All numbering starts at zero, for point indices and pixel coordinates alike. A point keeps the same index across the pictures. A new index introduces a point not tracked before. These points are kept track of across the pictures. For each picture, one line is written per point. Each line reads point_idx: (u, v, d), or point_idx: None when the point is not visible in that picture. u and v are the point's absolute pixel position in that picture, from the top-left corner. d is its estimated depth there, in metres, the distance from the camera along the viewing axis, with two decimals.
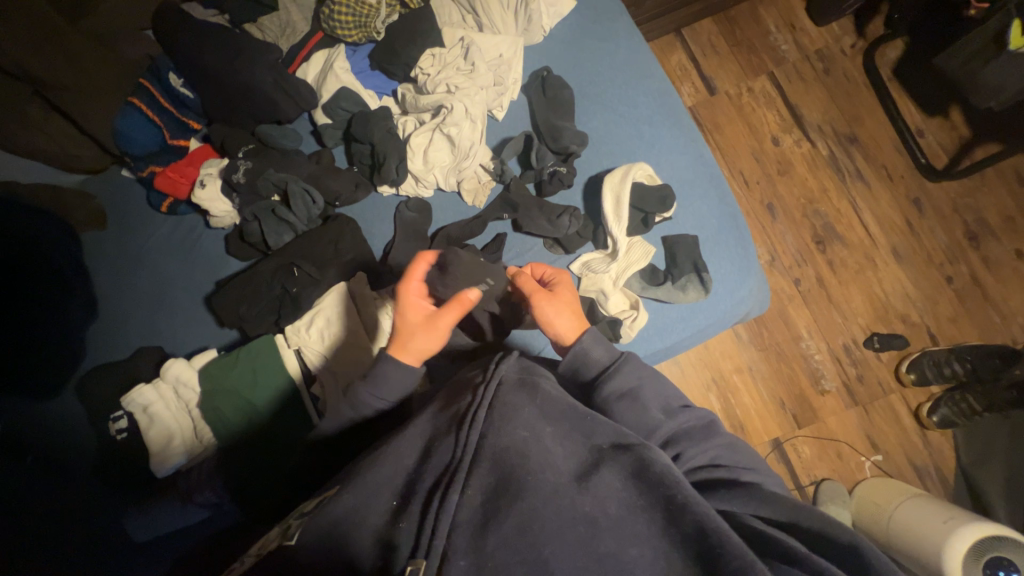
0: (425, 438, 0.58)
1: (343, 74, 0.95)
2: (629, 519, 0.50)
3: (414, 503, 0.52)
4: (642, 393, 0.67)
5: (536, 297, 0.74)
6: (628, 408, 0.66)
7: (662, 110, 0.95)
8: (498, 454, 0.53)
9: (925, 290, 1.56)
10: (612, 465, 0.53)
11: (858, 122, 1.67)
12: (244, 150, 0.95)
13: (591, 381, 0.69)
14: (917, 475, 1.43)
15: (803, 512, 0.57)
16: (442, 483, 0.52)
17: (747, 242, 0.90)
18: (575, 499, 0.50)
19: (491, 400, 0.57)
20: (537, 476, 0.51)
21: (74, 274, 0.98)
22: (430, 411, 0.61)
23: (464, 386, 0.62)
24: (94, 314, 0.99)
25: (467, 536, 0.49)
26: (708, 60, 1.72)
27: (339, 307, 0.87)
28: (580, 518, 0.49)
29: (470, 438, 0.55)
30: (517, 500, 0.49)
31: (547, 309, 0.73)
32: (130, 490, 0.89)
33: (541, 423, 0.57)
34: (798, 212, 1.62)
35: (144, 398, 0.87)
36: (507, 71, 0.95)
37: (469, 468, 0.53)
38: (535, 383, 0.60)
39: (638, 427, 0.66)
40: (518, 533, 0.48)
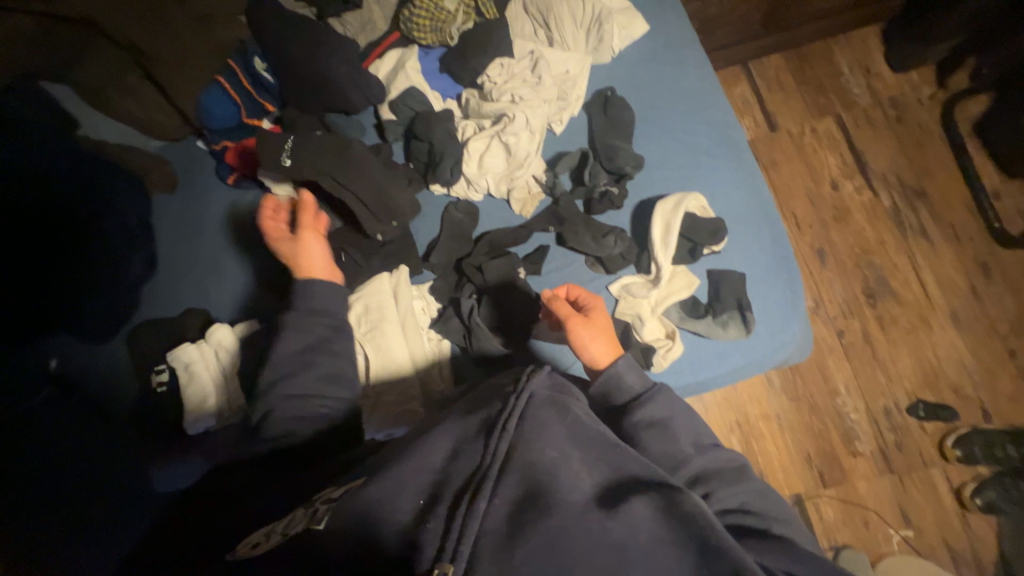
0: (453, 441, 0.60)
1: (413, 74, 0.99)
2: (654, 552, 0.52)
3: (439, 506, 0.54)
4: (671, 424, 0.68)
5: (571, 320, 0.76)
6: (657, 438, 0.67)
7: (723, 142, 0.94)
8: (527, 468, 0.56)
9: (984, 362, 1.45)
10: (638, 495, 0.56)
11: (927, 176, 1.59)
12: (312, 136, 0.99)
13: (622, 406, 0.70)
14: (952, 559, 1.32)
15: (837, 571, 0.55)
16: (470, 489, 0.55)
17: (796, 286, 0.87)
18: (603, 524, 0.52)
19: (522, 413, 0.61)
20: (564, 495, 0.55)
21: (141, 232, 1.05)
22: (458, 413, 0.64)
23: (493, 394, 0.65)
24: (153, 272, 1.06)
25: (493, 544, 0.51)
26: (772, 95, 1.68)
27: (380, 297, 0.89)
28: (608, 543, 0.51)
29: (498, 446, 0.58)
30: (546, 515, 0.53)
31: (582, 334, 0.75)
32: (159, 443, 0.94)
33: (569, 444, 0.60)
34: (850, 262, 1.55)
35: (187, 356, 0.92)
36: (572, 87, 0.96)
37: (496, 476, 0.56)
38: (564, 404, 0.63)
39: (664, 458, 0.67)
40: (546, 548, 0.50)
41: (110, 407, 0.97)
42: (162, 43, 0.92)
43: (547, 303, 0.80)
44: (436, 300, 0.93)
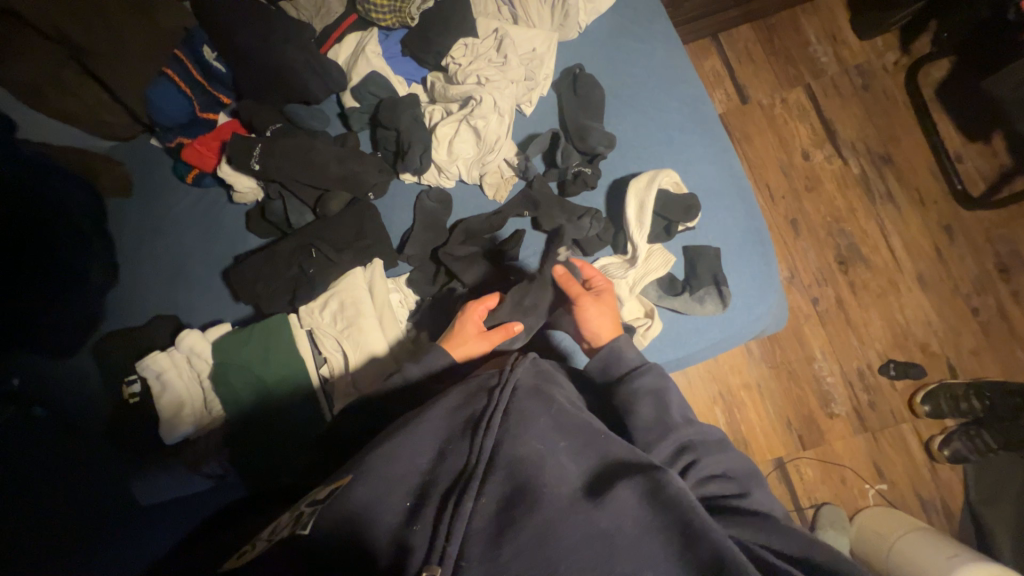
0: (439, 440, 0.61)
1: (374, 58, 0.94)
2: (641, 539, 0.54)
3: (427, 506, 0.55)
4: (664, 394, 0.72)
5: (583, 299, 0.80)
6: (651, 404, 0.71)
7: (694, 117, 0.93)
8: (514, 464, 0.58)
9: (948, 321, 1.52)
10: (626, 484, 0.57)
11: (894, 142, 1.62)
12: (272, 128, 0.94)
13: (619, 376, 0.75)
14: (921, 507, 1.41)
15: (818, 546, 0.58)
16: (457, 490, 0.56)
17: (771, 259, 0.88)
18: (589, 516, 0.54)
19: (507, 406, 0.63)
20: (551, 488, 0.56)
21: (96, 238, 1.01)
22: (443, 409, 0.64)
23: (479, 389, 0.66)
24: (115, 279, 1.02)
25: (482, 545, 0.52)
26: (742, 67, 1.68)
27: (353, 293, 0.87)
28: (596, 534, 0.53)
29: (485, 443, 0.59)
30: (534, 512, 0.54)
31: (589, 310, 0.80)
32: (130, 457, 0.90)
33: (555, 437, 0.62)
34: (822, 230, 1.58)
35: (158, 365, 0.88)
36: (539, 67, 0.93)
37: (483, 475, 0.57)
38: (548, 393, 0.65)
39: (657, 423, 0.70)
40: (535, 545, 0.52)
41: (81, 423, 0.94)
42: (101, 37, 0.87)
43: (557, 283, 0.84)
44: (413, 292, 0.91)
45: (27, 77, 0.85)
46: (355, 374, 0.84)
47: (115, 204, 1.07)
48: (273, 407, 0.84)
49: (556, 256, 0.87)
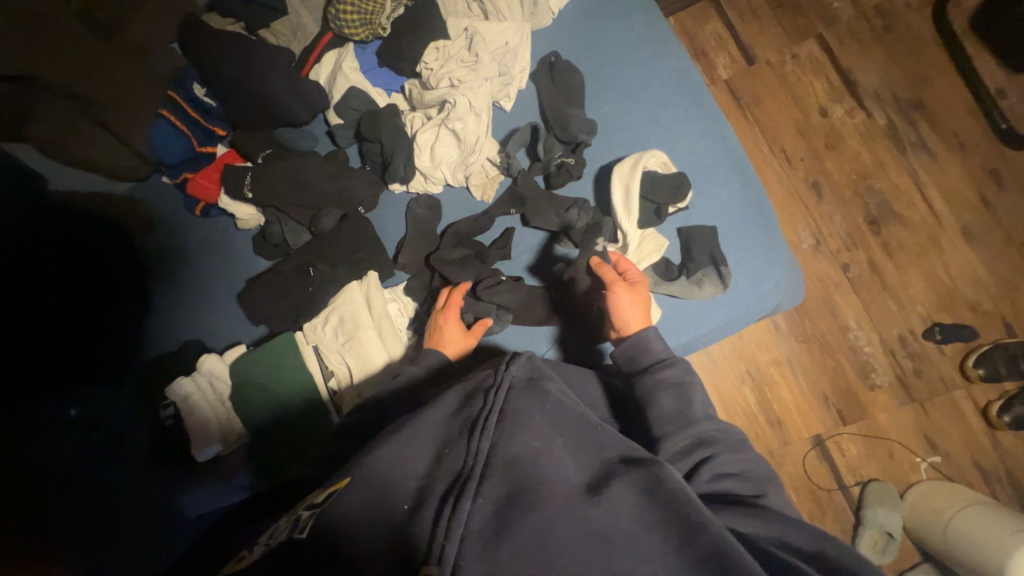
0: (437, 442, 0.60)
1: (351, 73, 0.96)
2: (640, 535, 0.53)
3: (426, 508, 0.54)
4: (689, 387, 0.71)
5: (616, 285, 0.78)
6: (672, 398, 0.70)
7: (680, 90, 0.89)
8: (510, 464, 0.57)
9: (1001, 274, 1.38)
10: (624, 480, 0.57)
11: (924, 85, 1.48)
12: (263, 154, 0.98)
13: (645, 367, 0.74)
14: (982, 478, 1.30)
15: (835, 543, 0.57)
16: (455, 491, 0.55)
17: (774, 232, 0.84)
18: (588, 513, 0.54)
19: (503, 406, 0.62)
20: (549, 486, 0.56)
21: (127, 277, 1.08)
22: (439, 410, 0.64)
23: (475, 389, 0.65)
24: (148, 310, 1.09)
25: (478, 545, 0.51)
26: (746, 26, 1.57)
27: (352, 306, 0.90)
28: (594, 532, 0.53)
29: (481, 444, 0.58)
30: (532, 511, 0.53)
31: (623, 297, 0.77)
32: (180, 469, 0.99)
33: (553, 434, 0.61)
34: (849, 190, 1.47)
35: (183, 389, 0.94)
36: (513, 60, 0.91)
37: (480, 476, 0.56)
38: (545, 389, 0.65)
39: (676, 415, 0.69)
40: (533, 545, 0.51)
41: (133, 443, 1.01)
42: (106, 88, 0.93)
43: (592, 268, 0.82)
44: (411, 300, 0.93)
45: (51, 132, 0.90)
46: (361, 386, 0.87)
47: (143, 242, 1.12)
48: (289, 422, 0.88)
49: (594, 247, 0.85)
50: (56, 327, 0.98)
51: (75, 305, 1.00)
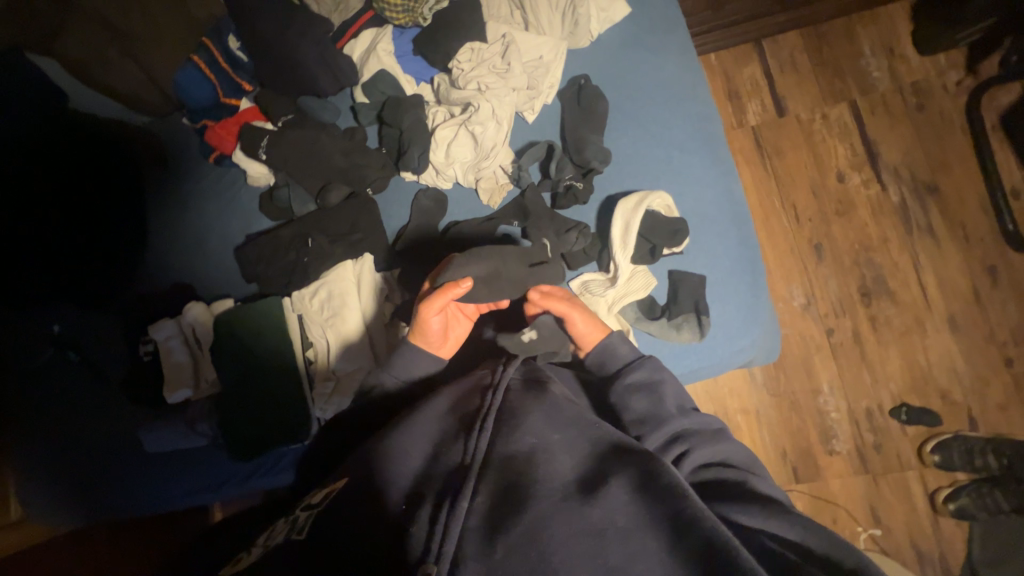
0: (435, 442, 0.67)
1: (384, 56, 0.97)
2: (635, 534, 0.55)
3: (422, 506, 0.58)
4: (660, 385, 0.76)
5: (572, 312, 0.80)
6: (644, 398, 0.75)
7: (698, 137, 0.91)
8: (506, 462, 0.63)
9: (976, 368, 1.42)
10: (617, 477, 0.60)
11: (943, 170, 1.50)
12: (285, 119, 0.99)
13: (613, 372, 0.79)
14: (917, 559, 1.34)
15: (815, 532, 0.60)
16: (453, 491, 0.59)
17: (759, 292, 0.88)
18: (581, 510, 0.57)
19: (499, 407, 0.69)
20: (544, 484, 0.60)
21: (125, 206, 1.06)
22: (440, 410, 0.71)
23: (475, 388, 0.73)
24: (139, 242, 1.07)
25: (477, 544, 0.55)
26: (784, 77, 1.57)
27: (342, 285, 0.91)
28: (588, 529, 0.55)
29: (479, 444, 0.64)
30: (526, 510, 0.57)
31: (580, 321, 0.80)
32: (147, 407, 1.00)
33: (549, 433, 0.66)
34: (849, 258, 1.49)
35: (165, 330, 0.97)
36: (543, 76, 0.92)
37: (478, 474, 0.61)
38: (541, 391, 0.72)
39: (651, 416, 0.74)
40: (529, 542, 0.54)
41: (107, 370, 1.03)
42: (138, 19, 0.96)
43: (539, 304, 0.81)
44: (401, 287, 0.94)
45: (79, 50, 0.94)
46: (336, 363, 0.91)
47: (151, 172, 1.09)
48: (258, 384, 0.90)
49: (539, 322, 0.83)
50: (53, 249, 1.01)
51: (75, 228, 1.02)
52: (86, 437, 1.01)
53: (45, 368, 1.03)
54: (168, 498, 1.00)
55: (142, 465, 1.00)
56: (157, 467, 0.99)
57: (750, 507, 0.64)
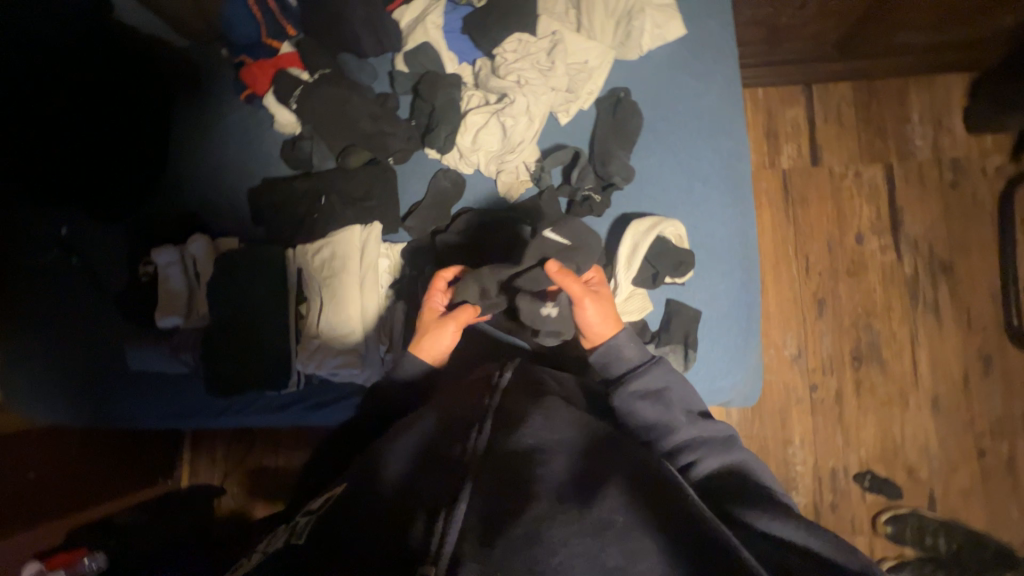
0: (430, 442, 0.69)
1: (432, 29, 0.96)
2: (636, 536, 0.57)
3: (417, 512, 0.60)
4: (667, 393, 0.77)
5: (583, 300, 0.79)
6: (650, 407, 0.76)
7: (724, 173, 0.91)
8: (503, 460, 0.64)
9: (947, 451, 1.44)
10: (614, 484, 0.61)
11: (962, 253, 1.50)
12: (320, 72, 0.98)
13: (618, 376, 0.79)
14: None
15: (816, 532, 0.63)
16: (450, 491, 0.60)
17: (750, 337, 0.89)
18: (580, 510, 0.58)
19: (498, 406, 0.71)
20: (540, 480, 0.62)
21: (143, 122, 1.05)
22: (437, 412, 0.72)
23: (480, 387, 0.76)
24: (151, 162, 1.06)
25: (474, 542, 0.56)
26: (826, 127, 1.55)
27: (347, 247, 0.92)
28: (589, 526, 0.57)
29: (477, 441, 0.66)
30: (526, 508, 0.58)
31: (591, 312, 0.79)
32: (137, 325, 1.02)
33: (548, 435, 0.67)
34: (849, 319, 1.49)
35: (166, 257, 0.98)
36: (585, 81, 0.92)
37: (475, 472, 0.62)
38: (541, 397, 0.73)
39: (658, 424, 0.76)
40: (529, 540, 0.56)
41: (103, 282, 1.05)
42: None
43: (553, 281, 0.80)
44: (403, 261, 0.95)
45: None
46: (324, 323, 0.92)
47: (181, 95, 1.09)
48: (247, 327, 0.91)
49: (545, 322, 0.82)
50: (61, 154, 0.99)
51: (86, 136, 1.00)
52: (72, 343, 1.03)
53: (41, 268, 1.04)
54: (144, 417, 1.02)
55: (123, 380, 1.03)
56: (136, 384, 1.02)
57: (763, 512, 0.66)
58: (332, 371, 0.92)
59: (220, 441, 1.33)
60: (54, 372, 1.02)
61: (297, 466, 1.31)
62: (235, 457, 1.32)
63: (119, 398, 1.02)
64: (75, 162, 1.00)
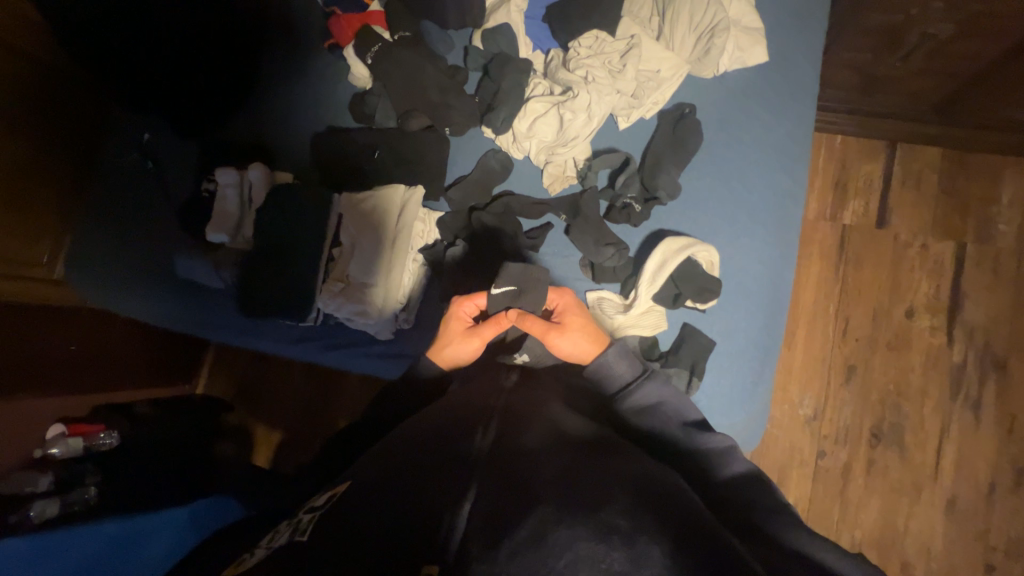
0: (438, 437, 0.68)
1: (514, 12, 0.97)
2: (643, 544, 0.53)
3: (421, 505, 0.59)
4: (660, 408, 0.76)
5: (550, 334, 0.81)
6: (642, 420, 0.76)
7: (773, 211, 0.88)
8: (506, 462, 0.62)
9: (951, 556, 1.35)
10: (624, 497, 0.57)
11: (1020, 354, 1.39)
12: (402, 34, 1.01)
13: (611, 392, 0.79)
14: None
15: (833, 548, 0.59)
16: (455, 490, 0.59)
17: (759, 379, 0.87)
18: (583, 511, 0.55)
19: (503, 410, 0.73)
20: (537, 476, 0.60)
21: (227, 49, 1.11)
22: (444, 408, 0.75)
23: (491, 392, 0.77)
24: (231, 90, 1.13)
25: (479, 544, 0.53)
26: (902, 190, 1.45)
27: (388, 203, 0.96)
28: (595, 529, 0.53)
29: (482, 443, 0.66)
30: (530, 509, 0.55)
31: (564, 343, 0.81)
32: (190, 235, 1.11)
33: (552, 443, 0.66)
34: (877, 394, 1.41)
35: (227, 179, 1.05)
36: (652, 90, 0.91)
37: (476, 468, 0.61)
38: (545, 411, 0.74)
39: (652, 439, 0.75)
40: (534, 544, 0.53)
41: (170, 189, 1.14)
42: None
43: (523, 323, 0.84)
44: (437, 231, 0.99)
45: None
46: (350, 268, 0.96)
47: (270, 33, 1.15)
48: (284, 257, 0.97)
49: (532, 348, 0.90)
50: (151, 63, 1.05)
51: (178, 52, 1.06)
52: (131, 236, 1.13)
53: (121, 165, 1.15)
54: (179, 320, 1.10)
55: (164, 281, 1.11)
56: (175, 287, 1.11)
57: (786, 525, 0.61)
58: (348, 317, 0.97)
59: (236, 359, 1.42)
60: (110, 259, 1.13)
61: (294, 393, 1.40)
62: (246, 377, 1.42)
63: (156, 295, 1.11)
64: (165, 75, 1.07)
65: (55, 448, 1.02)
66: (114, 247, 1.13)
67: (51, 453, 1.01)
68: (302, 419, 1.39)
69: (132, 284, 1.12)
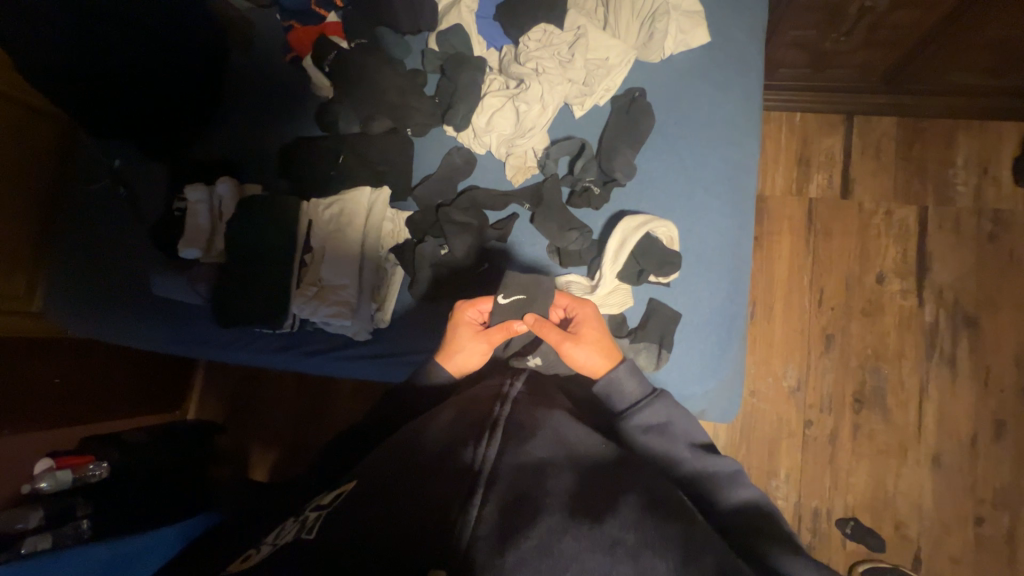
0: (446, 442, 0.70)
1: (465, 13, 1.01)
2: (646, 554, 0.59)
3: (427, 509, 0.61)
4: (669, 426, 0.79)
5: (564, 345, 0.81)
6: (651, 438, 0.78)
7: (728, 184, 0.92)
8: (516, 473, 0.65)
9: (942, 512, 1.38)
10: (629, 508, 0.63)
11: (989, 309, 1.43)
12: (358, 42, 1.04)
13: (620, 410, 0.80)
14: None
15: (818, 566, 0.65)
16: (466, 494, 0.62)
17: (726, 347, 0.90)
18: (590, 528, 0.60)
19: (507, 416, 0.74)
20: (551, 495, 0.63)
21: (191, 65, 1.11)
22: (449, 414, 0.76)
23: (493, 398, 0.78)
24: (199, 109, 1.14)
25: (487, 549, 0.58)
26: (862, 160, 1.50)
27: (357, 205, 0.99)
28: (601, 546, 0.59)
29: (488, 451, 0.68)
30: (538, 521, 0.60)
31: (577, 354, 0.81)
32: (165, 254, 1.12)
33: (564, 458, 0.70)
34: (856, 360, 1.44)
35: (196, 195, 1.07)
36: (602, 77, 0.94)
37: (486, 480, 0.63)
38: (549, 418, 0.76)
39: (661, 457, 0.78)
40: (540, 553, 0.58)
41: (143, 208, 1.15)
42: None
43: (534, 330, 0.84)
44: (406, 230, 1.01)
45: None
46: (324, 273, 0.98)
47: (233, 51, 1.18)
48: (257, 266, 0.98)
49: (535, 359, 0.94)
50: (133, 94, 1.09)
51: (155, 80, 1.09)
52: (106, 259, 1.14)
53: (90, 190, 1.15)
54: (163, 341, 1.11)
55: (143, 302, 1.12)
56: (153, 306, 1.11)
57: (780, 550, 0.69)
58: (325, 320, 0.98)
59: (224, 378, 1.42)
60: (87, 284, 1.13)
61: (284, 405, 1.40)
62: (234, 393, 1.42)
63: (134, 316, 1.12)
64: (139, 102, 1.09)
65: (44, 481, 1.01)
66: (91, 272, 1.13)
67: (41, 487, 1.01)
68: (294, 433, 1.39)
69: (113, 308, 1.13)
